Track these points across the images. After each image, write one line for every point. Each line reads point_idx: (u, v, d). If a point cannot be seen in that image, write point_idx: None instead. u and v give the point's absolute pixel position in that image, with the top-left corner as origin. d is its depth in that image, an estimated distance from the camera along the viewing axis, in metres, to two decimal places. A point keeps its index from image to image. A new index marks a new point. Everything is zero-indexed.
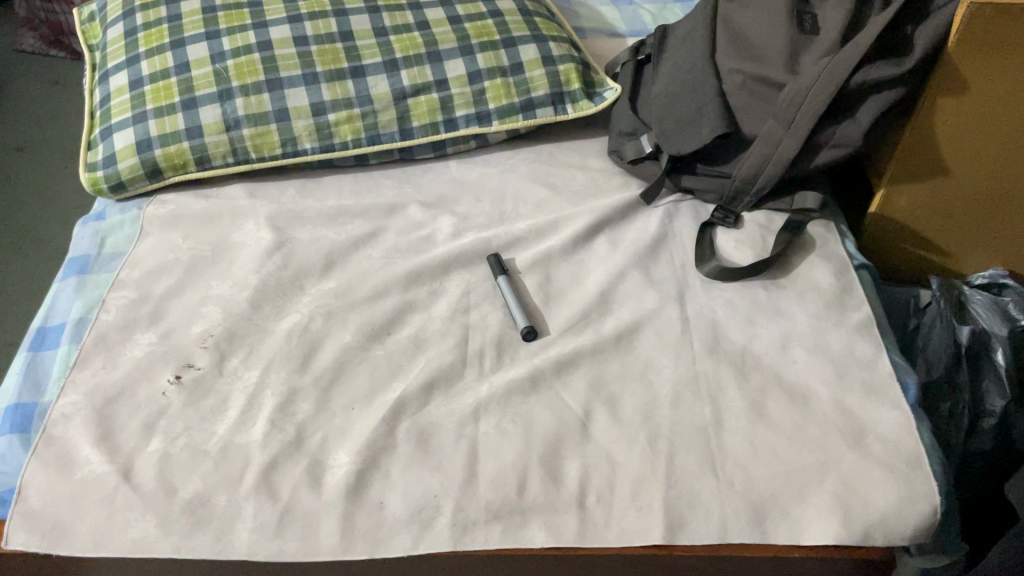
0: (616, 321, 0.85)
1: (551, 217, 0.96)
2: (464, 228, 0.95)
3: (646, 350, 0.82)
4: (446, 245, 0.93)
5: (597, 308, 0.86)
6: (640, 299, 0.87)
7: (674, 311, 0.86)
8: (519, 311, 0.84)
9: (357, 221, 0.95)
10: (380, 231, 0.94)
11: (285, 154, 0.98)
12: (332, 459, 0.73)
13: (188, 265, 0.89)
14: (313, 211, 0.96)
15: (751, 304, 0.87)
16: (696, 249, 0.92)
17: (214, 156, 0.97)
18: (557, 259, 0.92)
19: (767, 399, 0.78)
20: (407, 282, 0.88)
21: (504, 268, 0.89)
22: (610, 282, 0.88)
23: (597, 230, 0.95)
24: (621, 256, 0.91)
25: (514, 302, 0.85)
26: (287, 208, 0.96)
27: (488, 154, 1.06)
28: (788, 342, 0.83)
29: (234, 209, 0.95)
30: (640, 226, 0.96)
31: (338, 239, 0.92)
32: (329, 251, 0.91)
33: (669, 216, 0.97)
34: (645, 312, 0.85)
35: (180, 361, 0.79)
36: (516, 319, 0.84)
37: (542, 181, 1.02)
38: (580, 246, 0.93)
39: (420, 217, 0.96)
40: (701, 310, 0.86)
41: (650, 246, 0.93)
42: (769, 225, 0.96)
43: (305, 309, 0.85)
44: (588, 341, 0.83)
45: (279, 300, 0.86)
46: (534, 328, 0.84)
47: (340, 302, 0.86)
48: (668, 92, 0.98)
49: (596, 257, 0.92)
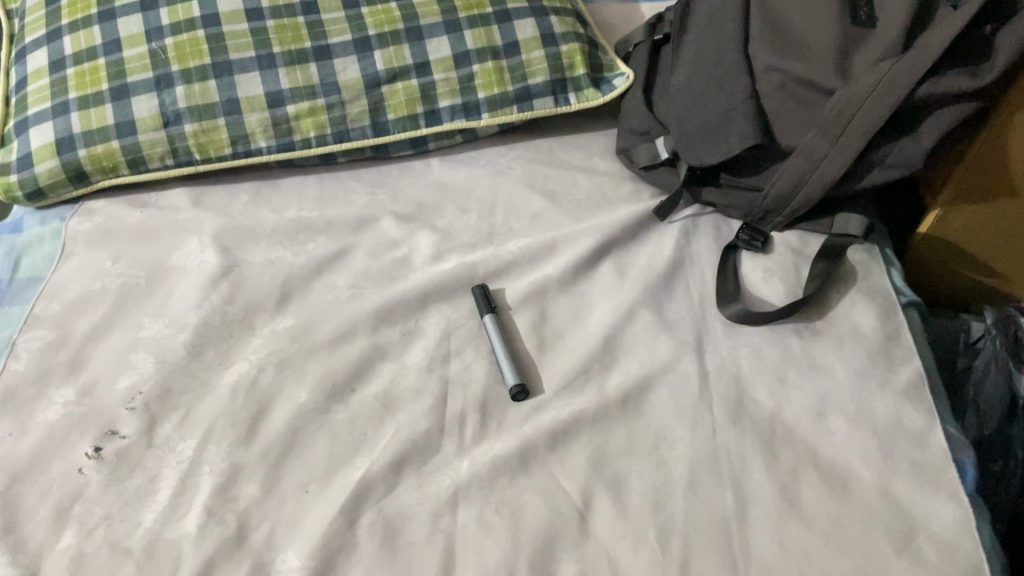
0: (622, 377, 0.72)
1: (548, 236, 0.81)
2: (445, 248, 0.81)
3: (658, 415, 0.69)
4: (424, 270, 0.79)
5: (600, 359, 0.73)
6: (651, 348, 0.74)
7: (691, 365, 0.72)
8: (509, 363, 0.72)
9: (321, 238, 0.81)
10: (347, 251, 0.80)
11: (235, 155, 0.83)
12: (281, 561, 0.61)
13: (116, 297, 0.75)
14: (268, 225, 0.81)
15: (781, 356, 0.74)
16: (718, 282, 0.78)
17: (150, 158, 0.81)
18: (554, 291, 0.78)
19: (801, 483, 0.66)
20: (377, 321, 0.75)
21: (492, 304, 0.76)
22: (616, 324, 0.75)
23: (602, 255, 0.81)
24: (629, 290, 0.77)
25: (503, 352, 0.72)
26: (237, 222, 0.81)
27: (476, 150, 0.91)
28: (824, 407, 0.70)
29: (174, 223, 0.80)
30: (652, 248, 0.82)
31: (297, 264, 0.78)
32: (285, 280, 0.77)
33: (686, 235, 0.83)
34: (657, 366, 0.72)
35: (101, 427, 0.67)
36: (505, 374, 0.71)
37: (538, 187, 0.87)
38: (582, 274, 0.79)
39: (395, 233, 0.82)
40: (723, 363, 0.73)
41: (663, 276, 0.79)
42: (803, 250, 0.82)
43: (254, 357, 0.72)
44: (589, 403, 0.70)
45: (223, 345, 0.72)
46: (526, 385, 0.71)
47: (297, 346, 0.72)
48: (689, 87, 0.82)
49: (599, 289, 0.78)
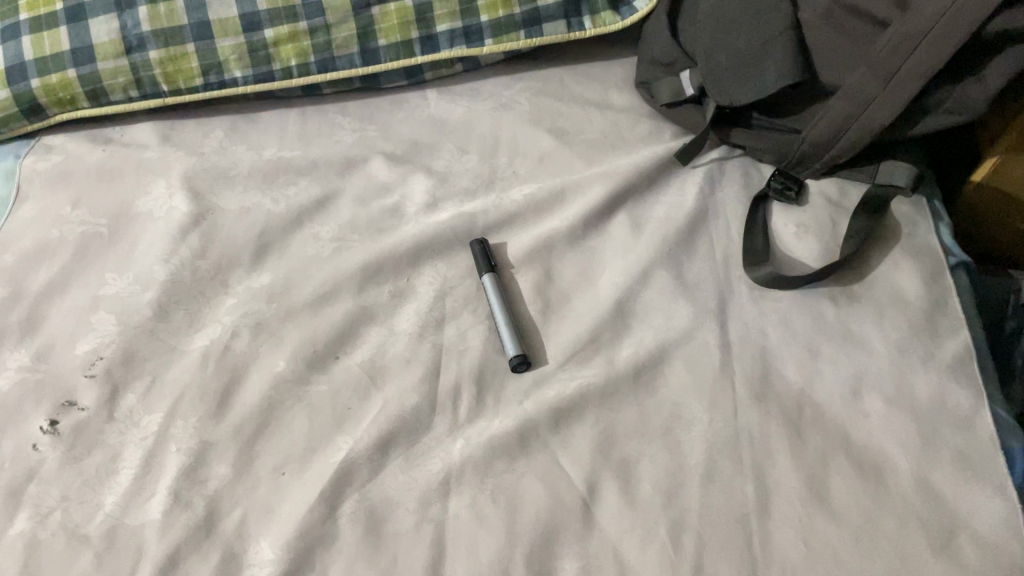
0: (635, 347, 0.64)
1: (556, 183, 0.73)
2: (441, 195, 0.73)
3: (673, 391, 0.63)
4: (417, 221, 0.71)
5: (611, 326, 0.66)
6: (668, 314, 0.66)
7: (712, 335, 0.65)
8: (509, 329, 0.64)
9: (303, 181, 0.73)
10: (332, 197, 0.72)
11: (207, 86, 0.74)
12: (253, 552, 0.55)
13: (75, 247, 0.67)
14: (244, 167, 0.73)
15: (813, 325, 0.66)
16: (745, 238, 0.70)
17: (112, 89, 0.73)
18: (561, 247, 0.70)
19: (830, 471, 0.59)
20: (364, 279, 0.67)
21: (492, 260, 0.68)
22: (629, 286, 0.67)
23: (615, 205, 0.72)
24: (646, 247, 0.70)
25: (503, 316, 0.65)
26: (210, 162, 0.73)
27: (479, 80, 0.82)
28: (859, 385, 0.63)
29: (140, 164, 0.72)
30: (672, 199, 0.73)
31: (276, 212, 0.70)
32: (262, 230, 0.69)
33: (712, 183, 0.74)
34: (673, 335, 0.65)
35: (58, 398, 0.60)
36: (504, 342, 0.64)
37: (546, 124, 0.78)
38: (593, 227, 0.71)
39: (385, 176, 0.74)
40: (747, 333, 0.66)
41: (684, 231, 0.71)
42: (842, 201, 0.73)
43: (227, 319, 0.65)
44: (597, 377, 0.63)
45: (193, 304, 0.65)
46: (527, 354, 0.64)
47: (274, 307, 0.65)
48: (719, 12, 0.72)
49: (612, 244, 0.70)
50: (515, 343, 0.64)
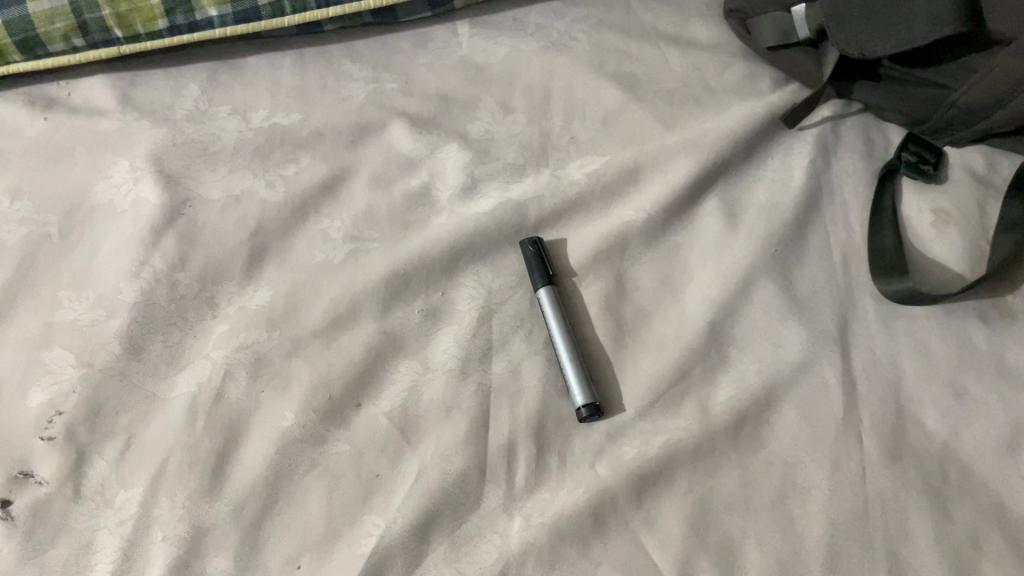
0: (734, 389, 0.51)
1: (629, 158, 0.58)
2: (481, 173, 0.57)
3: (784, 449, 0.50)
4: (452, 212, 0.56)
5: (703, 358, 0.52)
6: (775, 341, 0.52)
7: (831, 370, 0.51)
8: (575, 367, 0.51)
9: (305, 157, 0.57)
10: (342, 178, 0.57)
11: (175, 31, 0.57)
12: None
13: (19, 257, 0.53)
14: (229, 139, 0.57)
15: (957, 353, 0.52)
16: (870, 234, 0.55)
17: (50, 38, 0.56)
18: (636, 246, 0.55)
19: (984, 557, 0.47)
20: (388, 294, 0.53)
21: (550, 267, 0.54)
22: (725, 303, 0.53)
23: (702, 188, 0.57)
24: (743, 248, 0.55)
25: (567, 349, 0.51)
26: (185, 133, 0.57)
27: (523, 9, 0.64)
28: (1019, 437, 0.50)
29: (96, 137, 0.56)
30: (775, 178, 0.58)
31: (272, 201, 0.55)
32: (256, 228, 0.54)
33: (826, 152, 0.59)
34: (782, 370, 0.52)
35: (10, 468, 0.48)
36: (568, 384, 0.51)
37: (611, 70, 0.61)
38: (675, 219, 0.56)
39: (409, 148, 0.58)
40: (874, 366, 0.52)
41: (791, 224, 0.56)
42: (992, 177, 0.57)
43: (218, 354, 0.51)
44: (688, 429, 0.50)
45: (173, 333, 0.51)
46: (599, 401, 0.51)
47: (277, 336, 0.52)
48: None
49: (700, 242, 0.56)
50: (585, 387, 0.50)
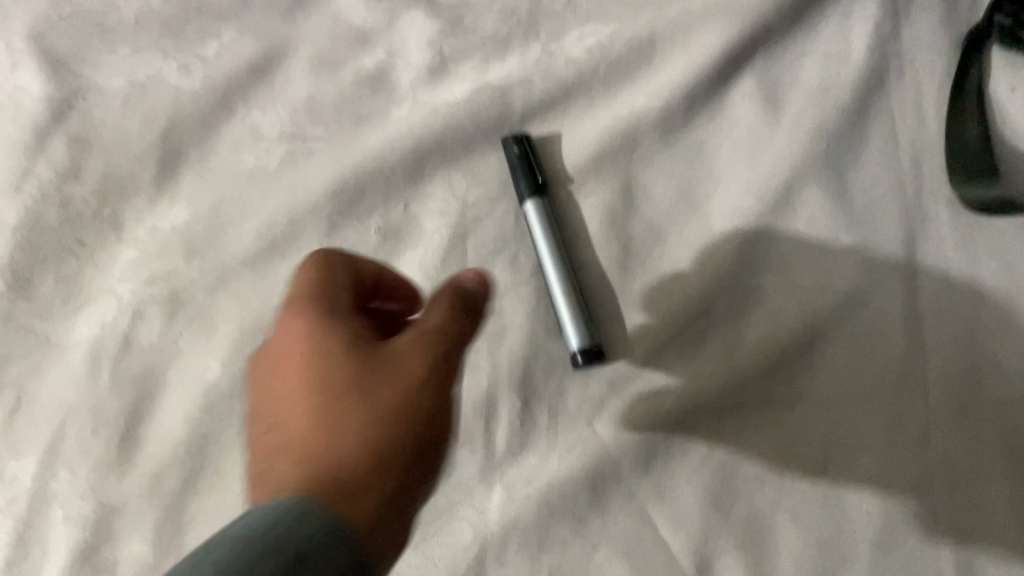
0: (769, 326, 0.41)
1: (641, 28, 0.45)
2: (452, 50, 0.45)
3: (830, 401, 0.40)
4: (417, 101, 0.44)
5: (730, 287, 0.42)
6: (822, 266, 0.42)
7: (893, 301, 0.41)
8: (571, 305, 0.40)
9: (227, 30, 0.45)
10: (276, 58, 0.45)
11: None
12: None
13: None
14: (130, 10, 0.45)
15: None
16: (949, 125, 0.43)
17: None
18: (650, 143, 0.44)
19: None
20: (335, 209, 0.42)
21: (539, 176, 0.42)
22: (760, 217, 0.42)
23: (735, 66, 0.45)
24: (786, 144, 0.43)
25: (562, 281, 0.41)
26: (75, 4, 0.45)
27: None
28: None
29: None
30: (828, 50, 0.45)
31: (187, 91, 0.44)
32: (168, 126, 0.43)
33: (896, 14, 0.46)
34: (830, 302, 0.41)
35: None
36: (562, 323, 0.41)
37: None
38: (700, 107, 0.44)
39: (361, 17, 0.45)
40: (947, 295, 0.41)
41: (848, 112, 0.44)
42: None
43: (125, 290, 0.41)
44: (710, 379, 0.40)
45: (70, 263, 0.41)
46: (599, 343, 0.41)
47: (198, 266, 0.41)
48: None
49: (732, 137, 0.44)
50: (581, 329, 0.40)
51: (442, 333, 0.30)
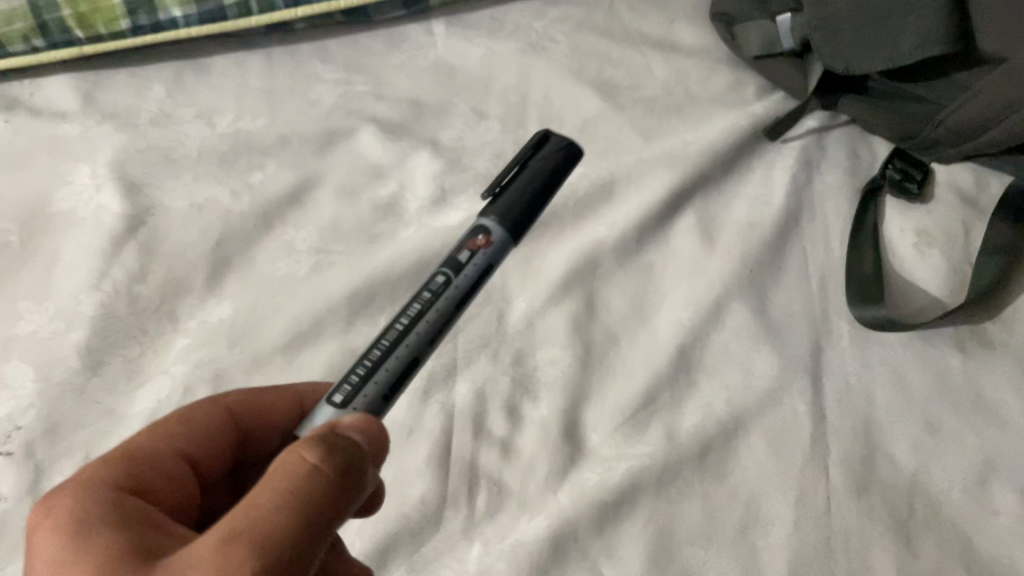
0: (702, 415, 0.50)
1: (604, 171, 0.56)
2: (451, 184, 0.56)
3: (751, 479, 0.49)
4: (420, 224, 0.55)
5: (671, 384, 0.51)
6: (746, 368, 0.51)
7: (803, 397, 0.50)
8: (361, 374, 0.37)
9: (271, 164, 0.56)
10: (309, 187, 0.55)
11: (137, 32, 0.55)
12: None
13: None
14: (193, 145, 0.56)
15: (933, 383, 0.51)
16: (851, 256, 0.54)
17: (8, 40, 0.54)
18: (609, 264, 0.54)
19: None
20: (352, 310, 0.52)
21: (440, 275, 0.39)
22: (695, 329, 0.52)
23: (679, 204, 0.56)
24: (719, 269, 0.54)
25: (380, 348, 0.38)
26: (149, 139, 0.56)
27: (500, 7, 0.62)
28: (988, 470, 0.49)
29: (55, 144, 0.55)
30: (755, 193, 0.56)
31: (236, 211, 0.54)
32: (219, 240, 0.53)
33: (808, 168, 0.57)
34: (752, 397, 0.51)
35: None
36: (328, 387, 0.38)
37: (592, 78, 0.59)
38: (650, 237, 0.55)
39: (379, 156, 0.56)
40: (846, 396, 0.51)
41: (770, 245, 0.54)
42: (978, 198, 0.56)
43: (178, 371, 0.50)
44: (651, 457, 0.49)
45: (133, 347, 0.51)
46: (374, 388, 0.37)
47: (238, 353, 0.51)
48: None
49: (676, 261, 0.54)
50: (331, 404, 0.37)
51: (345, 475, 0.33)
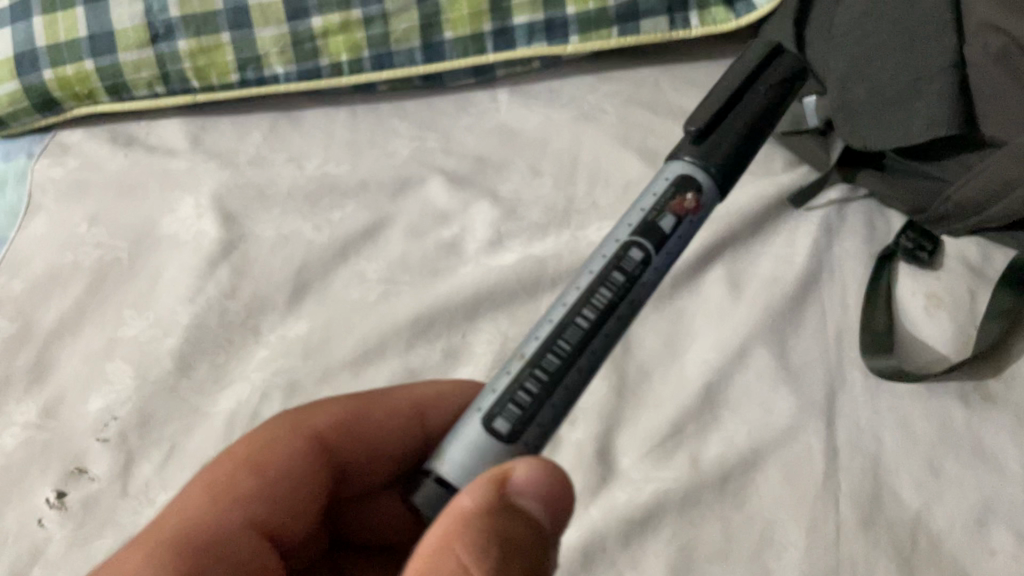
0: (724, 446, 0.55)
1: None
2: (507, 230, 0.63)
3: (766, 506, 0.54)
4: (477, 263, 0.61)
5: (697, 417, 0.56)
6: (765, 407, 0.57)
7: (817, 435, 0.55)
8: (534, 390, 0.39)
9: (349, 204, 0.63)
10: (382, 225, 0.62)
11: (243, 83, 0.65)
12: None
13: (90, 277, 0.59)
14: (284, 184, 0.63)
15: (937, 431, 0.56)
16: (865, 312, 0.59)
17: (135, 85, 0.64)
18: (645, 308, 0.60)
19: None
20: (413, 334, 0.58)
21: (619, 274, 0.41)
22: (720, 370, 0.58)
23: (710, 259, 0.62)
24: (744, 317, 0.59)
25: (552, 359, 0.39)
26: (246, 177, 0.64)
27: (558, 81, 0.70)
28: (987, 513, 0.53)
29: (165, 176, 0.63)
30: (779, 252, 0.62)
31: (317, 242, 0.61)
32: (300, 266, 0.60)
33: (829, 233, 0.63)
34: (770, 433, 0.56)
35: (69, 463, 0.53)
36: (496, 381, 0.40)
37: (636, 144, 0.66)
38: (682, 286, 0.61)
39: (444, 203, 0.64)
40: (856, 437, 0.56)
41: (791, 298, 0.60)
42: (984, 268, 0.61)
43: (258, 377, 0.56)
44: (676, 480, 0.54)
45: (219, 353, 0.57)
46: (537, 409, 0.39)
47: (311, 365, 0.57)
48: (858, 32, 0.59)
49: (705, 309, 0.60)
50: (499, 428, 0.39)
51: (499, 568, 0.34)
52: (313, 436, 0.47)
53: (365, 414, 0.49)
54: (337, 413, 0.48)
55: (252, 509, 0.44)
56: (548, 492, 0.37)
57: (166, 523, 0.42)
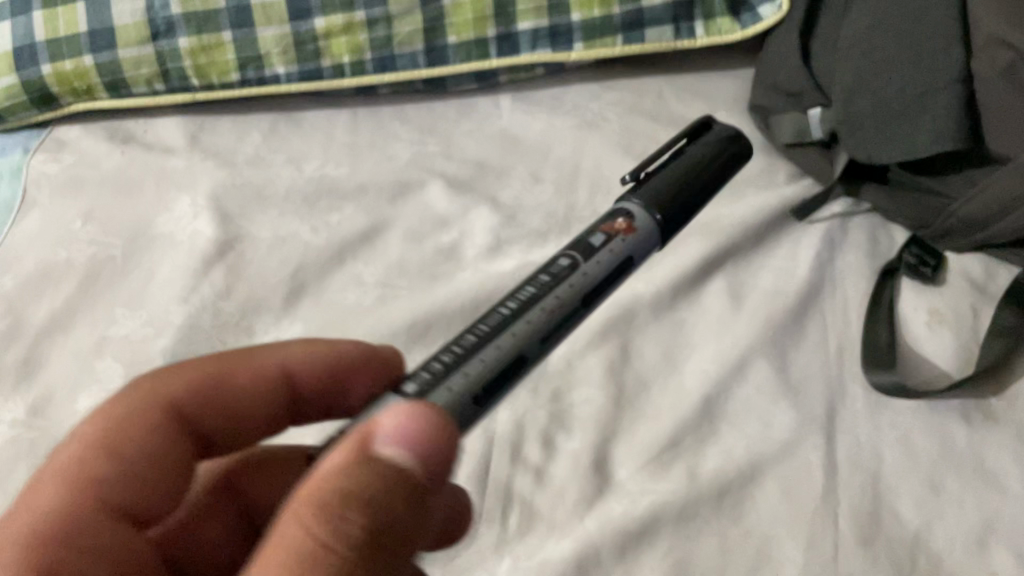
0: (722, 459, 0.54)
1: None
2: (506, 236, 0.62)
3: (764, 521, 0.53)
4: (476, 269, 0.61)
5: (695, 429, 0.56)
6: (764, 421, 0.56)
7: (816, 450, 0.55)
8: (446, 360, 0.37)
9: (347, 207, 0.62)
10: (380, 229, 0.62)
11: (244, 82, 0.64)
12: None
13: (83, 274, 0.58)
14: (282, 185, 0.63)
15: (939, 448, 0.55)
16: (867, 326, 0.59)
17: (134, 81, 0.63)
18: (644, 318, 0.59)
19: None
20: (409, 339, 0.57)
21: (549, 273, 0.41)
22: (719, 382, 0.57)
23: (711, 270, 0.61)
24: (744, 329, 0.59)
25: (472, 336, 0.38)
26: (244, 177, 0.63)
27: (561, 88, 0.69)
28: (988, 533, 0.52)
29: (162, 174, 0.63)
30: (781, 265, 0.62)
31: (314, 245, 0.60)
32: (296, 268, 0.59)
33: (831, 247, 0.62)
34: (768, 447, 0.55)
35: None
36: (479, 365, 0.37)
37: (638, 154, 0.66)
38: (682, 297, 0.60)
39: (443, 208, 0.63)
40: (857, 454, 0.55)
41: (792, 312, 0.59)
42: (987, 285, 0.60)
43: None
44: (673, 494, 0.53)
45: None
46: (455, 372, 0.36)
47: None
48: (863, 44, 0.59)
49: (705, 320, 0.60)
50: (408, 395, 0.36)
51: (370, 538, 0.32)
52: (168, 408, 0.43)
53: (228, 381, 0.45)
54: (195, 376, 0.44)
55: (104, 493, 0.41)
56: (428, 451, 0.33)
57: (9, 526, 0.38)
